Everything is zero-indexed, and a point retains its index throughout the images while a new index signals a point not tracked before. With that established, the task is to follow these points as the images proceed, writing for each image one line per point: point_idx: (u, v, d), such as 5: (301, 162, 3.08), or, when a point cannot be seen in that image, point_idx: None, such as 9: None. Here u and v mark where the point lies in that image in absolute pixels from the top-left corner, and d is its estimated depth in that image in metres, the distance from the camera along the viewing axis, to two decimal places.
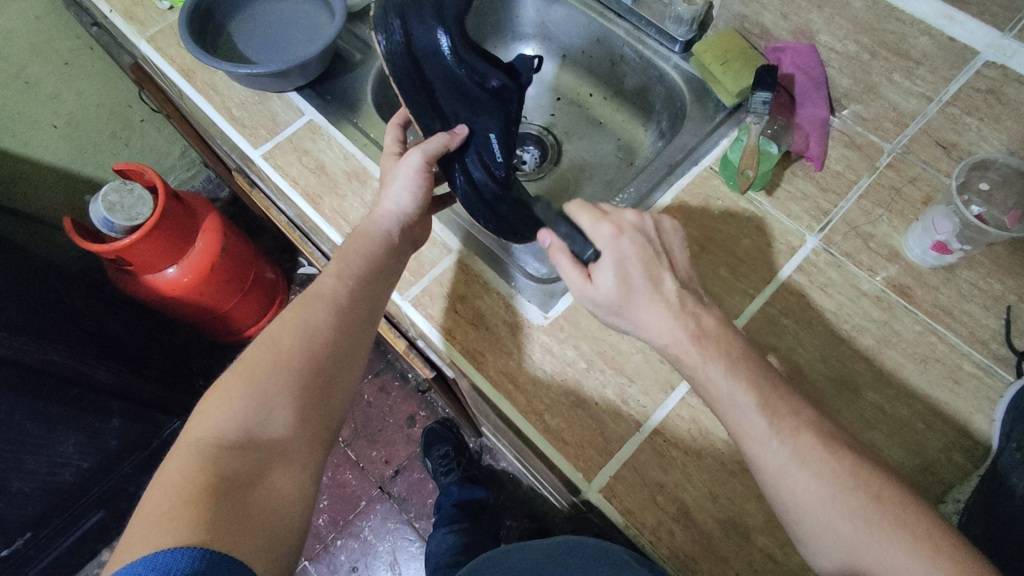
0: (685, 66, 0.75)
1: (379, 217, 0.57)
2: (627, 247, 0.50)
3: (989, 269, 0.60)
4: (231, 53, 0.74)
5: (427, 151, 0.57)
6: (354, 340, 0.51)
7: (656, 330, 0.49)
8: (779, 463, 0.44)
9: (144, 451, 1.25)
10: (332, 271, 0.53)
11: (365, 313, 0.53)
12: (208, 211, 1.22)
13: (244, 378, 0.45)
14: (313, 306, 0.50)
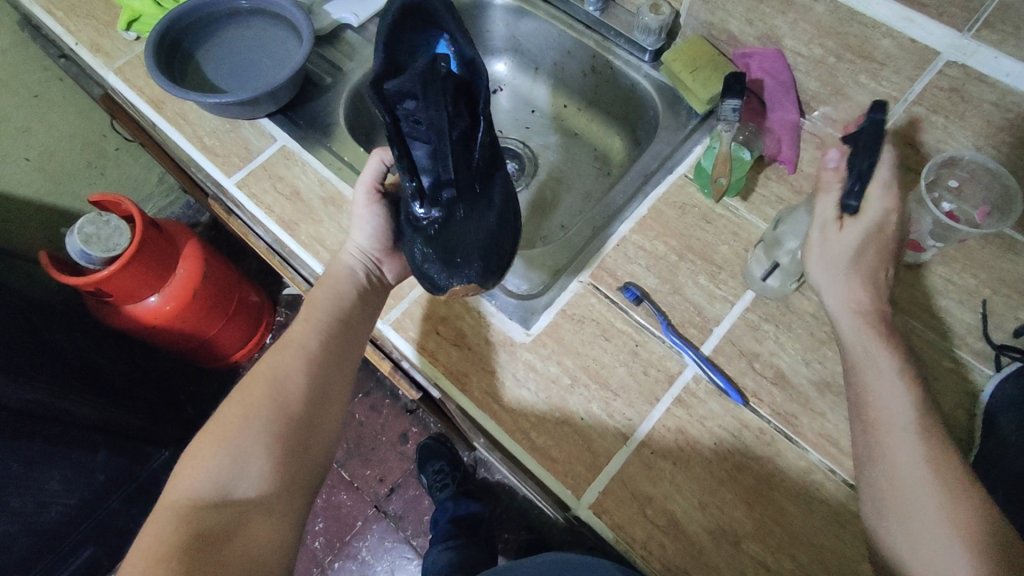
0: (655, 76, 0.75)
1: (344, 257, 0.61)
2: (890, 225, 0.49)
3: (963, 264, 0.61)
4: (199, 82, 0.74)
5: (365, 181, 0.62)
6: (327, 389, 0.54)
7: (843, 295, 0.49)
8: (884, 427, 0.45)
9: (132, 485, 1.23)
10: (299, 318, 0.57)
11: (337, 361, 0.55)
12: (188, 237, 1.20)
13: (217, 437, 0.48)
14: (283, 357, 0.53)
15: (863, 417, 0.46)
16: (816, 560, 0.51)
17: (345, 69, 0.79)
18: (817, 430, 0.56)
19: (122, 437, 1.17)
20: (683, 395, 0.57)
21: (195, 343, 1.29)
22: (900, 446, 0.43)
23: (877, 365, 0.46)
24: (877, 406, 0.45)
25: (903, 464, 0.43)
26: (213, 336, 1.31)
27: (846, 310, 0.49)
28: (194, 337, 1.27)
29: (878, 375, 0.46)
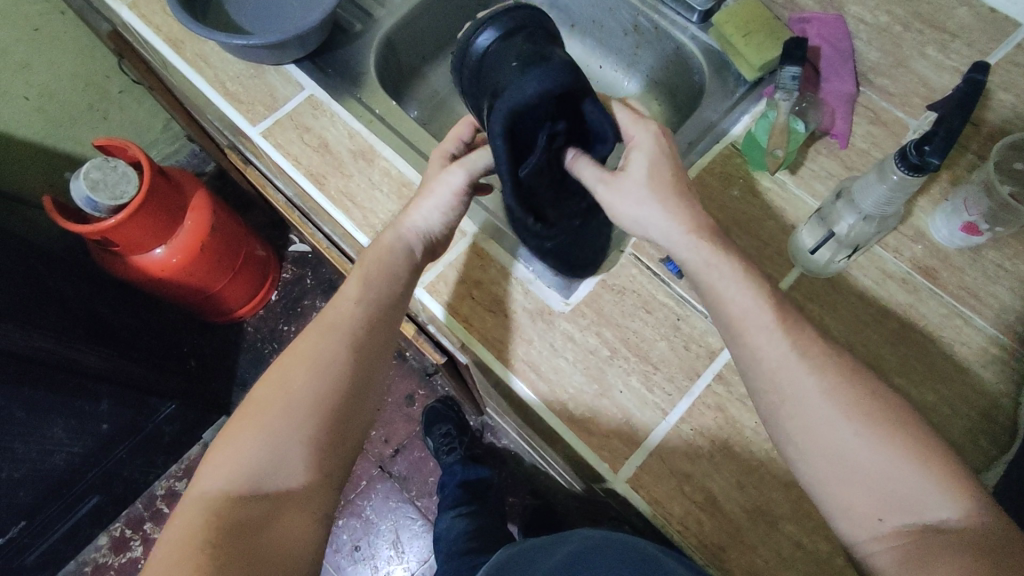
0: (703, 38, 0.71)
1: (405, 231, 0.54)
2: (662, 143, 0.53)
3: (1015, 250, 0.59)
4: (222, 22, 0.69)
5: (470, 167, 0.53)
6: (367, 377, 0.51)
7: (666, 217, 0.50)
8: (794, 384, 0.45)
9: (137, 436, 1.21)
10: (352, 293, 0.53)
11: (380, 346, 0.52)
12: (196, 187, 1.16)
13: (254, 424, 0.47)
14: (327, 340, 0.50)
15: (763, 376, 0.47)
16: None
17: (377, 15, 0.74)
18: None
19: (130, 388, 1.13)
20: (726, 371, 0.56)
21: (201, 297, 1.27)
22: (819, 397, 0.44)
23: (722, 275, 0.48)
24: (782, 366, 0.45)
25: (823, 414, 0.44)
26: (218, 290, 1.29)
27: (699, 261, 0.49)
28: (202, 292, 1.25)
29: (760, 351, 0.46)
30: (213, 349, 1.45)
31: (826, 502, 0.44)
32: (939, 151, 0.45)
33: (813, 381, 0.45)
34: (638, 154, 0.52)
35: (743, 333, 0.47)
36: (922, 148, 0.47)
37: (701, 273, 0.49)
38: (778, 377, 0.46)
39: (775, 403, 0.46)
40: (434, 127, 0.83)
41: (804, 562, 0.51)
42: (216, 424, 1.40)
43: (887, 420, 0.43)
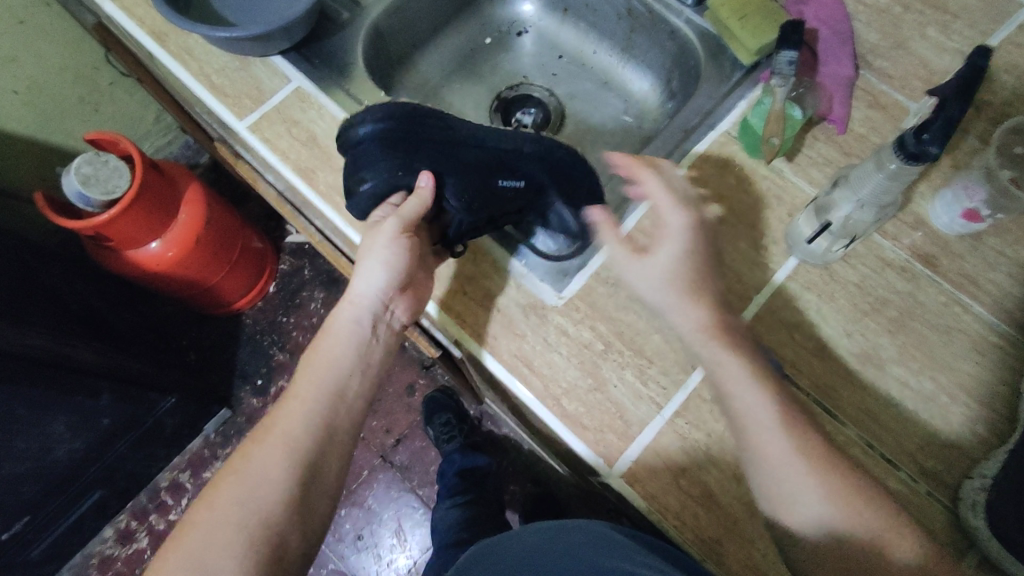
0: (698, 22, 0.70)
1: (355, 302, 0.55)
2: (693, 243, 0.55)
3: (1018, 236, 0.58)
4: (206, 12, 0.67)
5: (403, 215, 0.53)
6: (315, 471, 0.51)
7: (686, 317, 0.53)
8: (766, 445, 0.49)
9: (138, 430, 1.21)
10: (294, 397, 0.53)
11: (330, 439, 0.52)
12: (189, 180, 1.15)
13: (183, 546, 0.47)
14: (269, 446, 0.51)
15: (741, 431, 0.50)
16: None
17: (364, 3, 0.72)
18: (856, 403, 0.55)
19: (130, 383, 1.13)
20: None
21: (197, 290, 1.26)
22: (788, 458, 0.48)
23: (727, 365, 0.51)
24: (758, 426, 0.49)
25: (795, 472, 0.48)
26: (215, 283, 1.28)
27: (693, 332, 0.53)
28: (197, 286, 1.25)
29: (746, 401, 0.50)
30: (211, 342, 1.45)
31: (802, 528, 0.48)
32: (938, 138, 0.45)
33: (785, 445, 0.48)
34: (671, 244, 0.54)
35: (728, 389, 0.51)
36: (920, 136, 0.46)
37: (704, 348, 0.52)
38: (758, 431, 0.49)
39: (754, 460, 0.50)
40: None
41: None
42: (216, 416, 1.41)
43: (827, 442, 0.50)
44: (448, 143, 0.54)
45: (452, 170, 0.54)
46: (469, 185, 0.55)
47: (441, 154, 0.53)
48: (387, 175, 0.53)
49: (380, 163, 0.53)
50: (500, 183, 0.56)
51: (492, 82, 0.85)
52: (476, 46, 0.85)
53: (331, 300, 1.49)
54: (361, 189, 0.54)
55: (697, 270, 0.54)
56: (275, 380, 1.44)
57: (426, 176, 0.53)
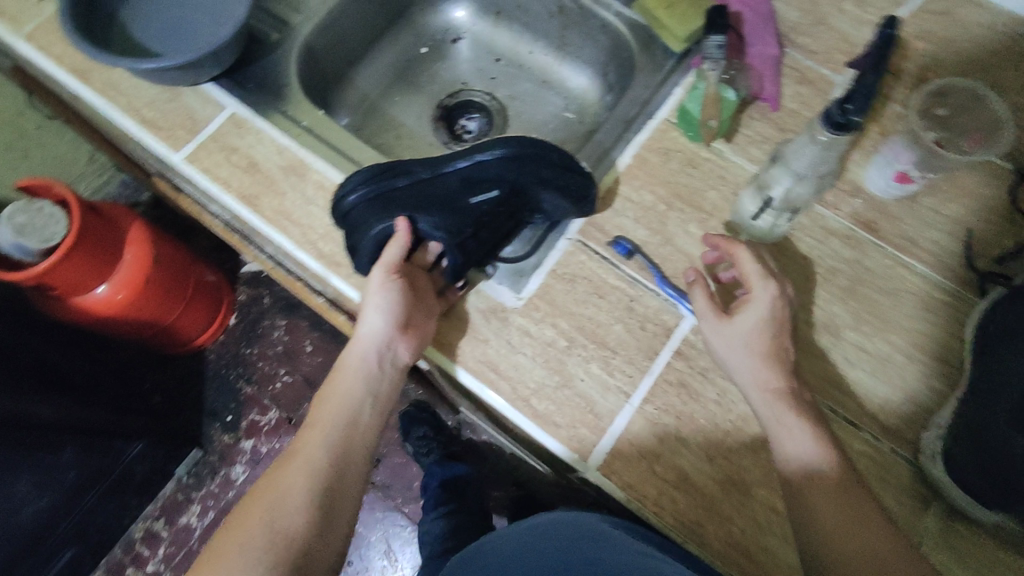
0: (628, 14, 0.71)
1: (357, 343, 0.56)
2: (778, 308, 0.53)
3: (948, 193, 0.61)
4: (127, 44, 0.65)
5: (386, 263, 0.56)
6: (337, 495, 0.52)
7: (754, 375, 0.52)
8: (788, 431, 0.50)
9: (106, 481, 1.16)
10: (312, 424, 0.55)
11: (349, 463, 0.54)
12: (133, 219, 1.11)
13: (210, 568, 0.47)
14: (291, 474, 0.52)
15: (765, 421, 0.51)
16: None
17: (293, 22, 0.71)
18: (815, 370, 0.56)
19: (92, 434, 1.09)
20: (684, 347, 0.56)
21: (152, 330, 1.22)
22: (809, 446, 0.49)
23: (788, 422, 0.50)
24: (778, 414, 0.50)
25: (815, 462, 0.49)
26: (170, 321, 1.24)
27: (757, 390, 0.52)
28: (152, 326, 1.20)
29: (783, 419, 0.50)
30: (175, 382, 1.41)
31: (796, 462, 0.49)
32: (862, 107, 0.46)
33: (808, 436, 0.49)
34: (754, 308, 0.53)
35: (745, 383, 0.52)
36: (845, 107, 0.47)
37: (768, 409, 0.51)
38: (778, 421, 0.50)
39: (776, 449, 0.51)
40: (368, 133, 0.81)
41: (779, 525, 0.52)
42: (187, 458, 1.36)
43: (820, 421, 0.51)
44: (422, 185, 0.55)
45: (435, 207, 0.55)
46: (456, 217, 0.56)
47: (420, 196, 0.55)
48: (377, 229, 0.55)
49: (370, 222, 0.55)
50: (474, 201, 0.56)
51: (432, 91, 0.85)
52: (412, 57, 0.85)
53: (295, 326, 1.46)
54: (361, 244, 0.57)
55: (778, 337, 0.53)
56: (245, 413, 1.40)
57: (404, 223, 0.56)
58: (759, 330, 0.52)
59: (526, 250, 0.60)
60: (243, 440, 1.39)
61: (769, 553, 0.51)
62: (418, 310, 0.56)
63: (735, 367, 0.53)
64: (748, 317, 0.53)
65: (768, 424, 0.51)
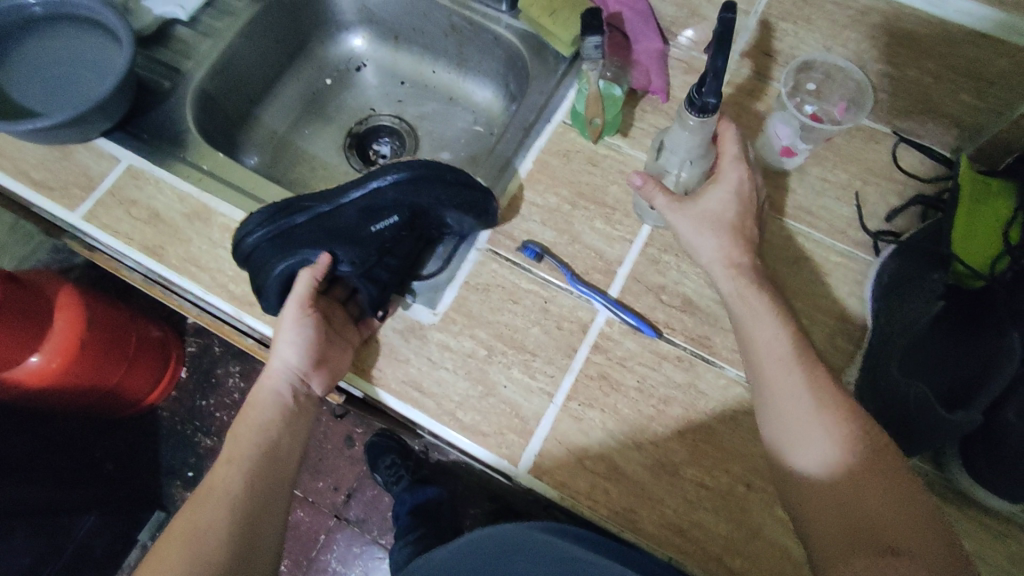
0: (517, 25, 0.73)
1: (271, 377, 0.57)
2: (746, 191, 0.56)
3: (833, 161, 0.64)
4: (10, 109, 0.63)
5: (300, 298, 0.55)
6: (255, 523, 0.52)
7: (718, 251, 0.54)
8: (803, 426, 0.47)
9: (61, 557, 1.10)
10: (224, 455, 0.55)
11: (264, 493, 0.53)
12: (60, 283, 1.07)
13: None
14: (207, 507, 0.51)
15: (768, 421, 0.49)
16: (751, 469, 0.53)
17: (184, 68, 0.71)
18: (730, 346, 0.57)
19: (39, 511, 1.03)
20: (600, 340, 0.57)
21: (96, 395, 1.17)
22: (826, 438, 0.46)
23: (753, 312, 0.52)
24: (790, 409, 0.48)
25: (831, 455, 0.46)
26: (114, 382, 1.20)
27: (719, 262, 0.54)
28: (94, 391, 1.16)
29: (752, 307, 0.52)
30: (128, 446, 1.37)
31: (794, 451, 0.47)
32: (715, 91, 0.47)
33: (817, 418, 0.47)
34: (719, 188, 0.56)
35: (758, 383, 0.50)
36: (701, 91, 0.48)
37: (732, 293, 0.53)
38: (791, 415, 0.48)
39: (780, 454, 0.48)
40: (280, 168, 0.81)
41: (710, 501, 0.52)
42: (150, 522, 1.32)
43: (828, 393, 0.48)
44: (323, 220, 0.53)
45: (336, 240, 0.55)
46: (359, 247, 0.56)
47: (321, 231, 0.54)
48: (279, 269, 0.54)
49: (272, 261, 0.54)
50: (376, 228, 0.55)
51: (341, 120, 0.85)
52: (317, 89, 0.86)
53: (248, 371, 1.43)
54: (267, 285, 0.55)
55: (741, 218, 0.56)
56: (206, 467, 1.37)
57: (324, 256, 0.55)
58: (734, 270, 0.54)
59: (442, 266, 0.61)
60: None
61: (701, 527, 0.52)
62: (330, 346, 0.57)
63: (697, 243, 0.55)
64: (712, 196, 0.55)
65: (736, 313, 0.53)
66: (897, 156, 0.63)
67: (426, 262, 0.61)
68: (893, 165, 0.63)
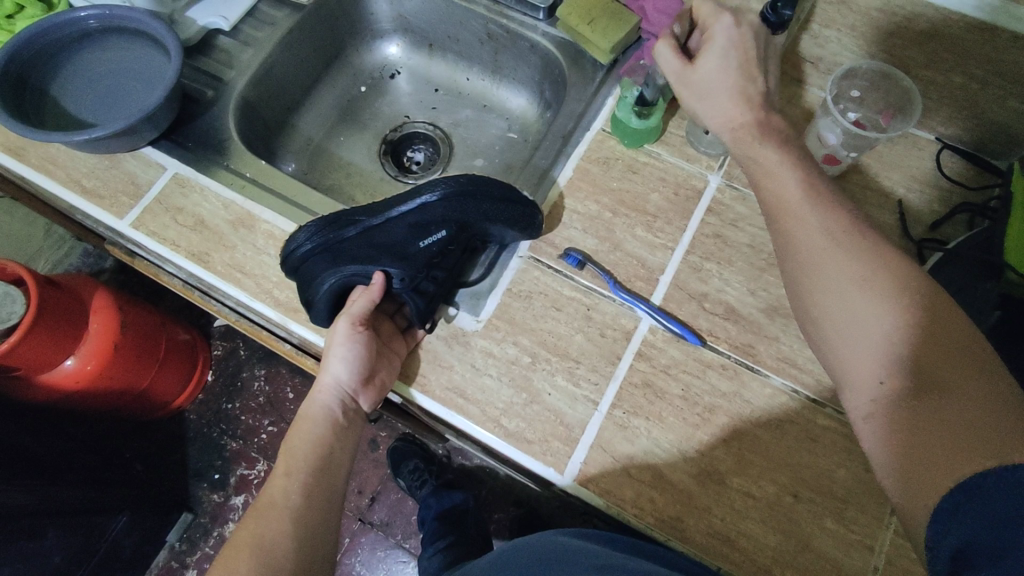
0: (553, 33, 0.73)
1: (320, 393, 0.58)
2: (739, 40, 0.56)
3: (876, 168, 0.63)
4: (62, 118, 0.65)
5: (354, 315, 0.57)
6: (315, 535, 0.54)
7: (723, 116, 0.57)
8: (863, 329, 0.45)
9: (91, 561, 1.12)
10: (281, 468, 0.56)
11: (323, 504, 0.55)
12: (94, 288, 1.08)
13: None
14: (269, 520, 0.53)
15: (829, 339, 0.47)
16: (797, 479, 0.53)
17: (226, 78, 0.72)
18: (774, 354, 0.57)
19: (72, 513, 1.05)
20: (644, 348, 0.57)
21: (127, 397, 1.19)
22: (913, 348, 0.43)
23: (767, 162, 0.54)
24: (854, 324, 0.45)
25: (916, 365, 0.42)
26: (145, 385, 1.21)
27: (723, 128, 0.57)
28: (127, 393, 1.18)
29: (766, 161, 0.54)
30: (157, 447, 1.38)
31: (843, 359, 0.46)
32: (790, 4, 0.54)
33: (858, 294, 0.45)
34: (714, 47, 0.56)
35: (827, 321, 0.47)
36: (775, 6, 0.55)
37: (740, 147, 0.56)
38: (857, 329, 0.45)
39: (849, 385, 0.46)
40: (317, 174, 0.82)
41: (759, 510, 0.52)
42: (178, 523, 1.33)
43: (879, 272, 0.45)
44: (371, 233, 0.56)
45: (385, 254, 0.57)
46: (407, 263, 0.57)
47: (368, 243, 0.56)
48: (329, 282, 0.56)
49: (321, 275, 0.56)
50: (424, 244, 0.57)
51: (376, 126, 0.86)
52: (352, 96, 0.87)
53: (274, 374, 1.44)
54: (316, 299, 0.57)
55: (745, 75, 0.56)
56: (232, 470, 1.38)
57: (379, 276, 0.57)
58: (737, 132, 0.56)
59: (484, 273, 0.61)
60: (233, 496, 1.36)
61: (750, 537, 0.52)
62: (381, 360, 0.57)
63: (704, 108, 0.58)
64: (708, 58, 0.56)
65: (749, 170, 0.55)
66: (940, 160, 0.63)
67: (473, 274, 0.61)
68: (938, 171, 0.62)
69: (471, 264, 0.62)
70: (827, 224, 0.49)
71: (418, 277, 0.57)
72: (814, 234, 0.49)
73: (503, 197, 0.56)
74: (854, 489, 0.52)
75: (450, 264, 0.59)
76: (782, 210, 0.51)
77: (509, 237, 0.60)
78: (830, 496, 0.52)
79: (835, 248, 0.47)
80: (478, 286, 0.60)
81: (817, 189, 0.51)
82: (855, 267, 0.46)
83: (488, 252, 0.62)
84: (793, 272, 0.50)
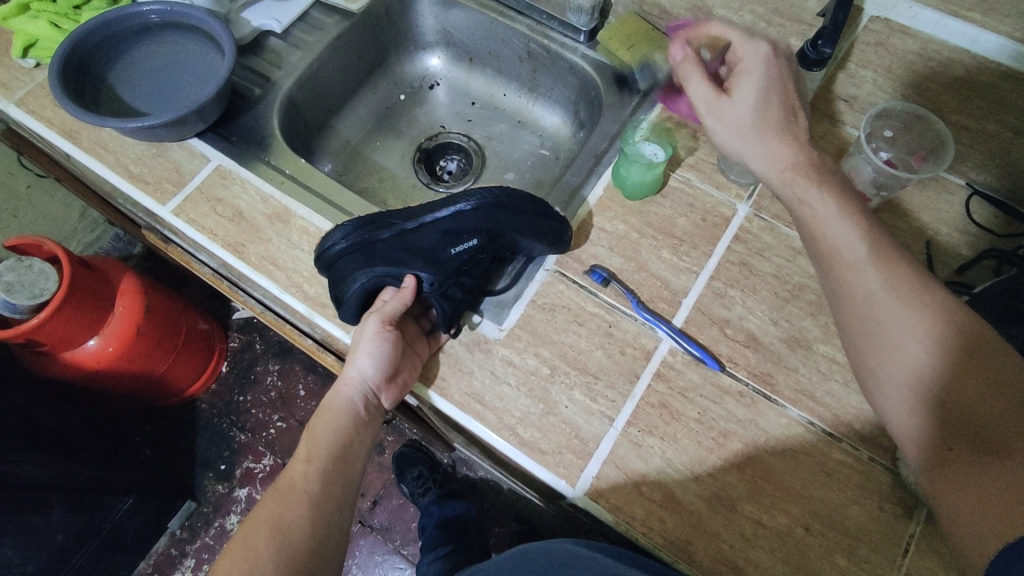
0: (592, 55, 0.75)
1: (344, 386, 0.59)
2: (770, 79, 0.56)
3: (905, 209, 0.64)
4: (116, 106, 0.68)
5: (383, 313, 0.58)
6: (327, 526, 0.55)
7: (772, 155, 0.54)
8: (926, 387, 0.46)
9: (96, 539, 1.13)
10: (301, 455, 0.57)
11: (338, 495, 0.56)
12: (121, 271, 1.11)
13: None
14: (285, 505, 0.54)
15: (881, 386, 0.49)
16: (809, 512, 0.53)
17: (274, 78, 0.75)
18: (793, 385, 0.57)
19: (80, 491, 1.06)
20: (662, 369, 0.58)
21: (143, 382, 1.21)
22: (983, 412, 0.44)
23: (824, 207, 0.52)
24: (918, 382, 0.46)
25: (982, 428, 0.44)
26: (161, 372, 1.23)
27: (775, 171, 0.54)
28: (144, 377, 1.20)
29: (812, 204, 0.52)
30: (167, 433, 1.40)
31: (904, 416, 0.47)
32: (830, 41, 0.56)
33: (926, 355, 0.46)
34: (746, 85, 0.56)
35: (888, 377, 0.48)
36: (816, 44, 0.58)
37: (789, 189, 0.54)
38: (918, 387, 0.46)
39: (911, 440, 0.47)
40: (352, 176, 0.84)
41: (767, 539, 0.52)
42: (182, 510, 1.34)
43: (945, 333, 0.46)
44: (405, 236, 0.58)
45: (416, 258, 0.58)
46: (437, 268, 0.58)
47: (403, 245, 0.58)
48: (360, 282, 0.57)
49: (354, 273, 0.57)
50: (455, 250, 0.58)
51: (413, 134, 0.88)
52: (391, 103, 0.89)
53: (287, 370, 1.46)
54: (346, 296, 0.58)
55: (783, 104, 0.55)
56: (238, 462, 1.39)
57: (409, 279, 0.59)
58: (790, 171, 0.53)
59: (510, 282, 0.62)
60: (237, 488, 1.37)
61: (758, 566, 0.51)
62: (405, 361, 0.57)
63: (752, 152, 0.55)
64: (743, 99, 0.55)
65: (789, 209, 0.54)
66: (970, 206, 0.63)
67: (499, 283, 0.62)
68: (968, 217, 0.62)
69: (497, 274, 0.63)
70: (889, 281, 0.48)
71: (453, 281, 0.59)
72: (874, 288, 0.49)
73: (523, 207, 0.57)
74: (866, 528, 0.52)
75: (478, 270, 0.60)
76: (840, 257, 0.51)
77: (535, 249, 0.61)
78: (843, 532, 0.52)
79: (900, 305, 0.47)
80: (501, 294, 0.62)
81: (828, 211, 0.52)
82: (922, 327, 0.47)
83: (517, 263, 0.63)
84: (850, 323, 0.50)
